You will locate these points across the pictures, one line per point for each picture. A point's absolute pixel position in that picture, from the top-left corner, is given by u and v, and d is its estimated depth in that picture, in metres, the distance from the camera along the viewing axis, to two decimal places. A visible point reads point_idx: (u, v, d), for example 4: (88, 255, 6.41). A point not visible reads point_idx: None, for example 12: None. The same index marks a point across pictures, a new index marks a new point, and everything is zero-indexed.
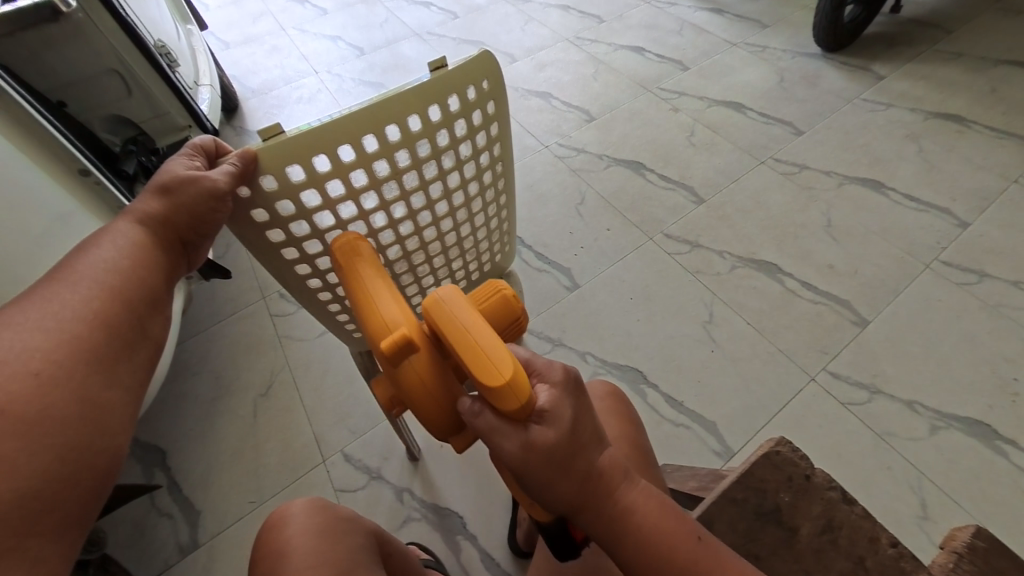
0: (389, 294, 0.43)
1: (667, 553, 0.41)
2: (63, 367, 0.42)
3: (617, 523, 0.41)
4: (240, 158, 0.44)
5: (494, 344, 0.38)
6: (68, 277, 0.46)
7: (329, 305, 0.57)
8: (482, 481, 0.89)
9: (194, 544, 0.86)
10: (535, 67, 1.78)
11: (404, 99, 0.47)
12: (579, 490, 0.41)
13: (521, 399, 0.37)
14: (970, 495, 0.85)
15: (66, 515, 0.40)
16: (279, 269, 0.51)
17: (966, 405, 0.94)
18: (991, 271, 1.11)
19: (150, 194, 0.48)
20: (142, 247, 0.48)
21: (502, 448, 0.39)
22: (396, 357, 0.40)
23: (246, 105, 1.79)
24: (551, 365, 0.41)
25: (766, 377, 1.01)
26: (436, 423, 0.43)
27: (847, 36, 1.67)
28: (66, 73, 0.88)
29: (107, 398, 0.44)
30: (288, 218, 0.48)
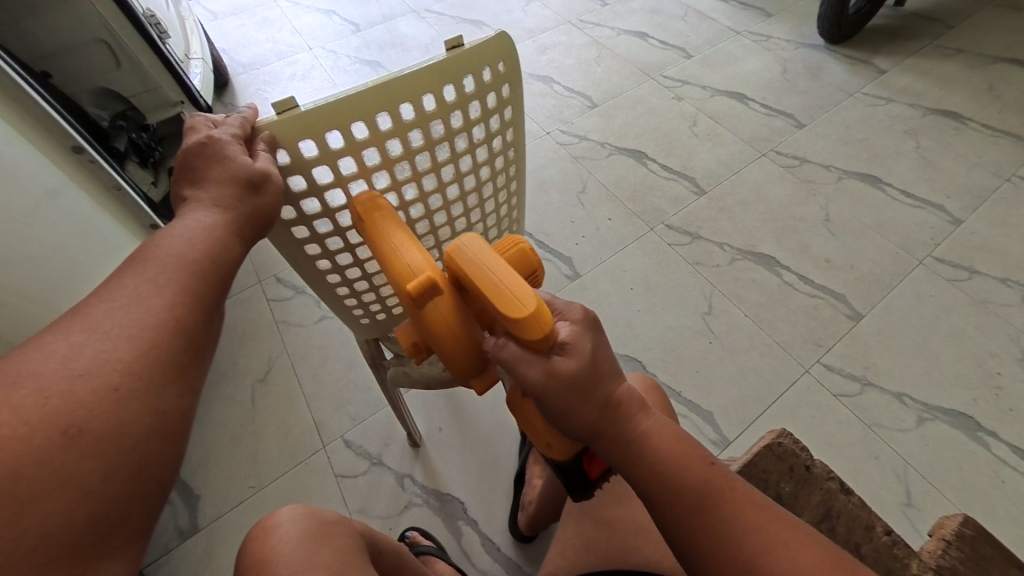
0: (410, 243, 0.42)
1: (685, 477, 0.39)
2: (143, 377, 0.37)
3: (637, 448, 0.40)
4: (266, 143, 0.44)
5: (515, 279, 0.37)
6: (147, 276, 0.40)
7: (337, 289, 0.56)
8: (483, 468, 0.90)
9: (194, 528, 0.86)
10: (536, 49, 1.74)
11: (419, 76, 0.45)
12: (598, 416, 0.40)
13: (545, 329, 0.36)
14: (953, 485, 0.88)
15: (136, 530, 0.35)
16: (290, 251, 0.50)
17: (951, 396, 0.97)
18: (981, 268, 1.14)
19: (222, 181, 0.44)
20: (221, 238, 0.44)
21: (526, 376, 0.38)
22: (420, 299, 0.39)
23: (237, 80, 1.73)
24: (570, 304, 0.42)
25: (763, 369, 1.03)
26: (457, 363, 0.42)
27: (852, 28, 1.67)
28: (50, 40, 0.83)
29: (183, 409, 0.38)
30: (299, 193, 0.47)
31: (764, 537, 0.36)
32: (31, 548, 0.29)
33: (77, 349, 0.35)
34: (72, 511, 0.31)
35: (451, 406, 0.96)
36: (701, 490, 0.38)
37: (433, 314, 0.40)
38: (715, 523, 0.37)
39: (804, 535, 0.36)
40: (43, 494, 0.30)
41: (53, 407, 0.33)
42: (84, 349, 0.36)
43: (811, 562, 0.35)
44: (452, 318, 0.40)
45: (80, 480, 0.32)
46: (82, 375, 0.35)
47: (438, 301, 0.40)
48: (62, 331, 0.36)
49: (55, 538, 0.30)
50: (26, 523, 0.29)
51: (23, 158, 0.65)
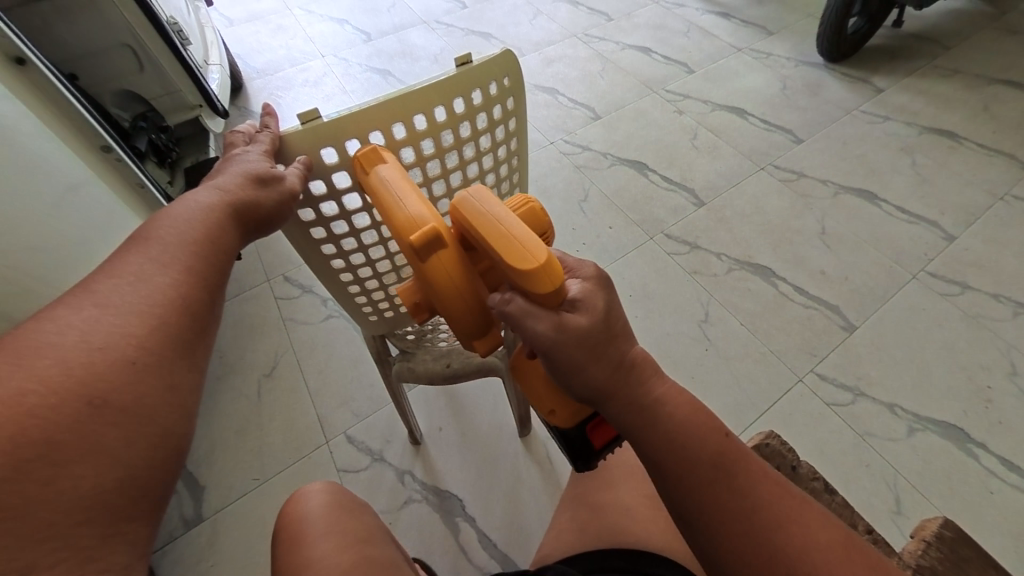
0: (411, 194, 0.42)
1: (699, 445, 0.40)
2: (155, 352, 0.38)
3: (649, 412, 0.41)
4: (304, 164, 0.47)
5: (526, 230, 0.38)
6: (152, 255, 0.41)
7: (349, 286, 0.58)
8: (482, 466, 0.92)
9: (198, 518, 0.88)
10: (542, 61, 1.81)
11: (433, 88, 0.48)
12: (611, 376, 0.40)
13: (552, 284, 0.37)
14: (941, 494, 0.89)
15: (157, 500, 0.36)
16: (307, 251, 0.52)
17: (943, 408, 0.98)
18: (973, 283, 1.16)
19: (232, 174, 0.46)
20: (218, 224, 0.45)
21: (534, 330, 0.39)
22: (422, 250, 0.40)
23: (251, 84, 1.78)
24: (583, 262, 0.43)
25: (757, 376, 1.04)
26: (462, 324, 0.43)
27: (851, 46, 1.72)
28: (78, 43, 0.86)
29: (190, 384, 0.40)
30: (319, 197, 0.50)
31: (776, 509, 0.38)
32: (72, 507, 0.31)
33: (91, 324, 0.37)
34: (103, 474, 0.33)
35: (452, 405, 0.99)
36: (713, 460, 0.39)
37: (433, 267, 0.40)
38: (726, 492, 0.39)
39: (812, 509, 0.39)
40: (76, 459, 0.32)
41: (78, 377, 0.34)
42: (99, 324, 0.37)
43: (823, 536, 0.38)
44: (455, 270, 0.41)
45: (107, 445, 0.34)
46: (100, 349, 0.36)
47: (440, 253, 0.40)
48: (73, 307, 0.37)
49: (90, 499, 0.32)
50: (61, 486, 0.31)
51: (50, 154, 0.68)
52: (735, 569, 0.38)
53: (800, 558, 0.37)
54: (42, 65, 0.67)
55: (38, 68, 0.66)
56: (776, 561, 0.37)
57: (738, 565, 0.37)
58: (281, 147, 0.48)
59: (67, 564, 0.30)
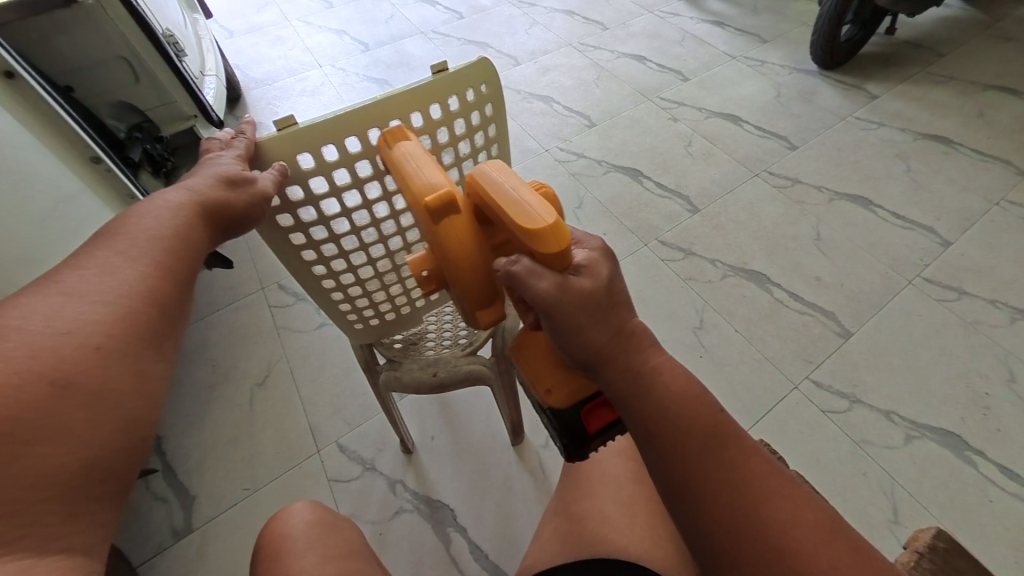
0: (431, 163, 0.43)
1: (692, 416, 0.39)
2: (123, 339, 0.38)
3: (643, 381, 0.40)
4: (281, 168, 0.47)
5: (537, 202, 0.40)
6: (123, 249, 0.41)
7: (332, 294, 0.58)
8: (474, 475, 0.91)
9: (187, 528, 0.87)
10: (538, 70, 1.84)
11: (408, 94, 0.49)
12: (608, 342, 0.40)
13: (561, 244, 0.38)
14: (940, 503, 0.87)
15: (120, 484, 0.36)
16: (287, 256, 0.52)
17: (941, 416, 0.97)
18: (969, 289, 1.16)
19: (205, 176, 0.47)
20: (189, 223, 0.45)
21: (535, 289, 0.39)
22: (439, 212, 0.40)
23: (250, 95, 1.80)
24: (590, 236, 0.44)
25: (752, 384, 1.03)
26: (467, 288, 0.43)
27: (845, 54, 1.74)
28: (74, 56, 0.85)
29: (159, 372, 0.40)
30: (297, 202, 0.50)
31: (763, 485, 0.37)
32: (34, 485, 0.32)
33: (56, 310, 0.37)
34: (67, 455, 0.33)
35: (445, 414, 0.98)
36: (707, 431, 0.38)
37: (449, 230, 0.41)
38: (716, 465, 0.38)
39: (802, 492, 0.38)
40: (36, 439, 0.32)
41: (39, 361, 0.34)
42: (64, 310, 0.37)
43: (810, 518, 0.36)
44: (466, 237, 0.41)
45: (70, 427, 0.34)
46: (66, 334, 0.36)
47: (453, 220, 0.41)
48: (40, 294, 0.37)
49: (49, 481, 0.32)
50: (22, 464, 0.31)
51: (38, 165, 0.69)
52: (714, 541, 0.36)
53: (785, 535, 0.36)
54: (28, 75, 0.67)
55: (26, 78, 0.66)
56: (759, 537, 0.36)
57: (722, 540, 0.36)
58: (256, 151, 0.49)
59: (28, 543, 0.30)
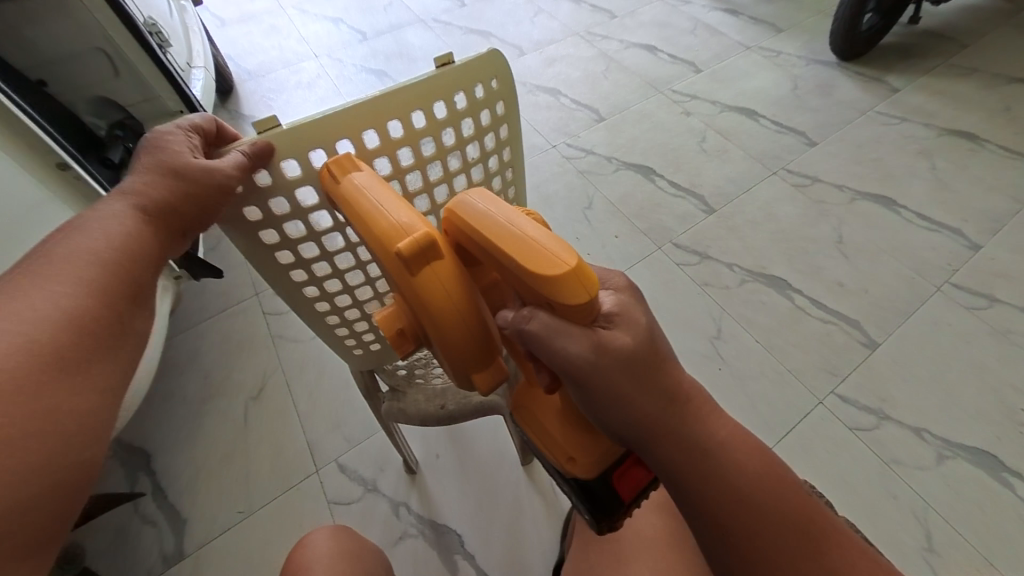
0: (393, 200, 0.37)
1: (758, 484, 0.39)
2: (32, 379, 0.33)
3: (707, 454, 0.38)
4: (253, 148, 0.39)
5: (545, 235, 0.34)
6: (44, 269, 0.37)
7: (328, 318, 0.52)
8: (482, 498, 0.86)
9: (179, 554, 0.83)
10: (543, 61, 1.76)
11: (410, 90, 0.44)
12: (663, 410, 0.38)
13: (590, 292, 0.33)
14: (973, 528, 0.83)
15: (26, 543, 0.31)
16: (273, 277, 0.46)
17: (973, 433, 0.92)
18: (1000, 296, 1.10)
19: (145, 171, 0.41)
20: (133, 230, 0.40)
21: (565, 351, 0.35)
22: (414, 261, 0.34)
23: (243, 87, 1.73)
24: (611, 273, 0.41)
25: (774, 398, 0.98)
26: (456, 346, 0.37)
27: (864, 45, 1.67)
28: (46, 48, 0.78)
29: (89, 406, 0.35)
30: (282, 216, 0.43)
31: (823, 541, 0.39)
32: None
33: None
34: None
35: (450, 430, 0.93)
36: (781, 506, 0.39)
37: (426, 279, 0.34)
38: (788, 538, 0.38)
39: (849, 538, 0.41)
40: None
41: None
42: None
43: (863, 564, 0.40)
44: (451, 285, 0.35)
45: None
46: None
47: (434, 266, 0.35)
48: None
49: None
50: None
51: None
52: None
53: None
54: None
55: None
56: None
57: None
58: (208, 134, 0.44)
59: None
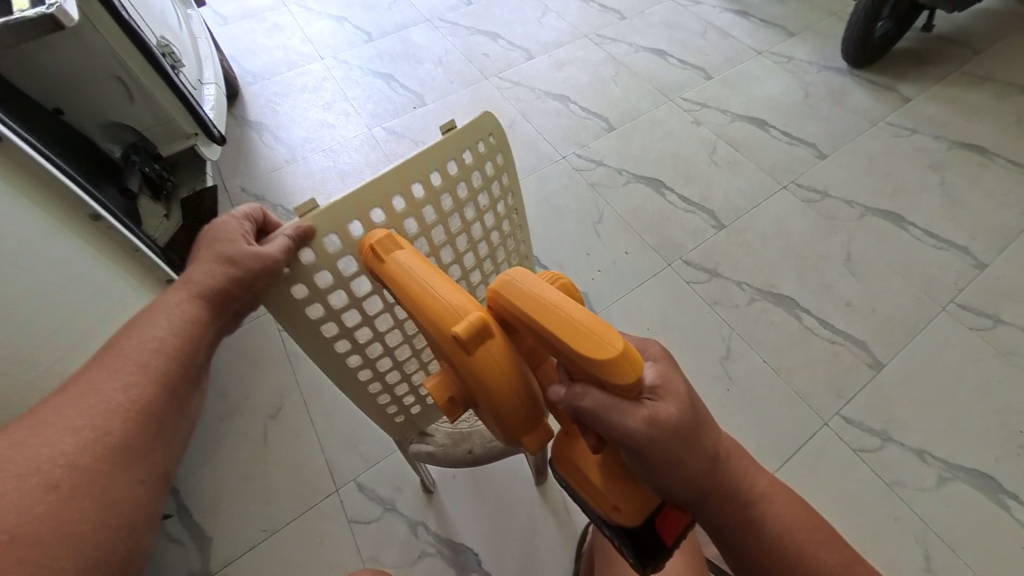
0: (442, 281, 0.39)
1: (790, 527, 0.44)
2: (84, 467, 0.40)
3: (747, 505, 0.43)
4: (295, 232, 0.42)
5: (588, 316, 0.38)
6: (112, 366, 0.45)
7: (369, 385, 0.56)
8: (498, 518, 0.89)
9: (205, 572, 0.86)
10: (552, 65, 1.74)
11: (423, 154, 0.44)
12: (709, 470, 0.42)
13: (634, 371, 0.37)
14: (972, 550, 0.86)
15: None
16: (318, 349, 0.49)
17: (975, 456, 0.95)
18: (1005, 316, 1.11)
19: (200, 263, 0.48)
20: (190, 319, 0.47)
21: (622, 425, 0.38)
22: (472, 344, 0.36)
23: (247, 90, 1.70)
24: (647, 344, 0.45)
25: (781, 419, 1.00)
26: (512, 419, 0.40)
27: (877, 51, 1.65)
28: (61, 76, 0.78)
29: (129, 494, 0.41)
30: (326, 290, 0.47)
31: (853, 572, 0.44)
32: None
33: (29, 444, 0.39)
34: None
35: None
36: (814, 548, 0.44)
37: (482, 360, 0.37)
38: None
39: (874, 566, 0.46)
40: None
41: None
42: (36, 443, 0.39)
43: None
44: (505, 358, 0.38)
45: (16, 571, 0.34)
46: (31, 468, 0.38)
47: (486, 344, 0.38)
48: (14, 429, 0.40)
49: None
50: None
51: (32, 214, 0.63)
52: None
53: None
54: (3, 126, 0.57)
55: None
56: None
57: None
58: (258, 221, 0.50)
59: None
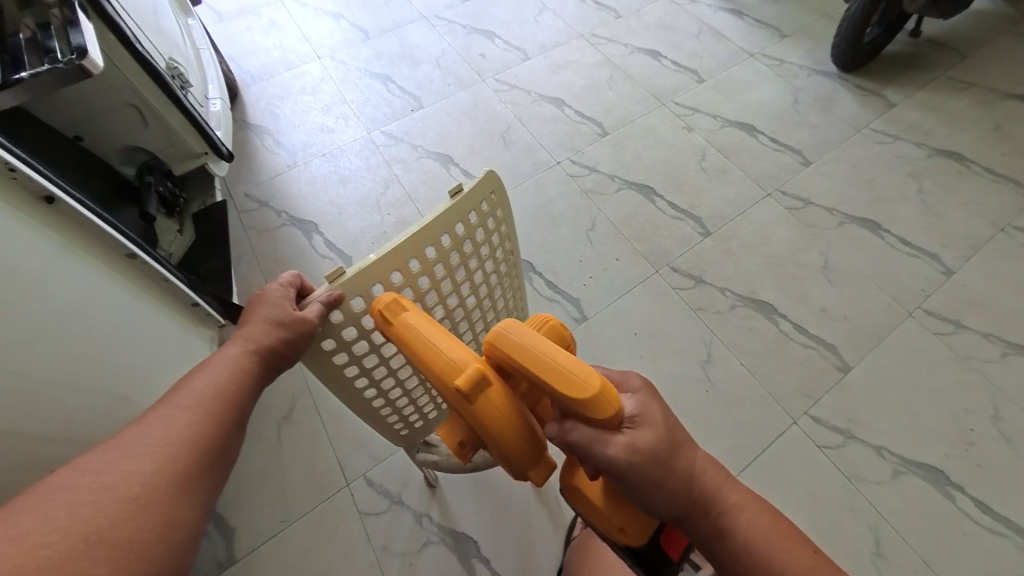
0: (444, 340, 0.50)
1: (759, 532, 0.50)
2: (155, 485, 0.42)
3: (718, 511, 0.50)
4: (327, 299, 0.53)
5: (571, 361, 0.45)
6: (180, 402, 0.49)
7: (381, 410, 0.67)
8: (495, 510, 0.98)
9: (230, 559, 0.95)
10: (548, 67, 1.76)
11: (436, 222, 0.54)
12: (684, 484, 0.49)
13: (609, 406, 0.44)
14: (919, 537, 0.96)
15: None
16: (340, 387, 0.60)
17: (928, 452, 1.04)
18: (967, 322, 1.20)
19: (256, 324, 0.55)
20: (245, 371, 0.53)
21: (605, 453, 0.46)
22: (472, 393, 0.46)
23: (247, 92, 1.73)
24: (630, 377, 0.54)
25: (755, 419, 1.09)
26: (516, 454, 0.49)
27: (866, 57, 1.68)
28: (82, 107, 0.82)
29: (189, 517, 0.43)
30: (350, 340, 0.58)
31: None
32: None
33: (110, 465, 0.42)
34: None
35: None
36: (782, 553, 0.49)
37: (483, 407, 0.47)
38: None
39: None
40: None
41: (81, 515, 0.38)
42: (115, 464, 0.42)
43: None
44: (500, 404, 0.47)
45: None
46: (111, 485, 0.41)
47: (485, 394, 0.47)
48: (96, 451, 0.43)
49: None
50: None
51: None
52: None
53: None
54: (35, 172, 0.57)
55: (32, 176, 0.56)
56: None
57: None
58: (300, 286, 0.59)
59: None
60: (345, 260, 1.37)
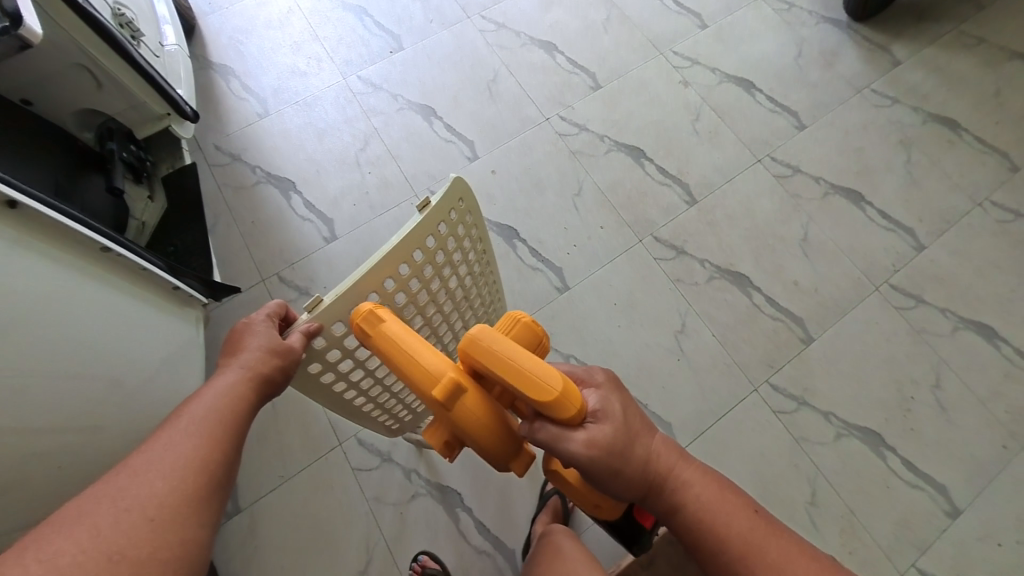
0: (423, 349, 0.51)
1: (705, 502, 0.57)
2: (171, 507, 0.46)
3: (670, 487, 0.57)
4: (307, 329, 0.58)
5: (537, 366, 0.48)
6: (185, 427, 0.52)
7: (367, 410, 0.75)
8: (478, 467, 1.08)
9: (236, 509, 1.04)
10: (540, 4, 1.61)
11: (409, 239, 0.57)
12: (639, 468, 0.55)
13: (569, 407, 0.49)
14: (849, 489, 1.10)
15: None
16: (328, 397, 0.68)
17: (869, 417, 1.15)
18: (927, 298, 1.26)
19: (250, 351, 0.59)
20: (243, 396, 0.57)
21: (567, 449, 0.51)
22: (450, 398, 0.49)
23: (206, 24, 1.55)
24: (594, 374, 0.57)
25: (720, 386, 1.18)
26: (497, 451, 0.54)
27: (878, 6, 1.57)
28: (26, 69, 0.75)
29: (203, 534, 0.47)
30: (334, 361, 0.64)
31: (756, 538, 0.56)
32: None
33: (125, 488, 0.46)
34: None
35: None
36: (726, 519, 0.56)
37: (462, 411, 0.51)
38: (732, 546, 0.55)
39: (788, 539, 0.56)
40: None
41: (105, 535, 0.42)
42: (129, 488, 0.46)
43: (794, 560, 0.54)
44: (476, 409, 0.51)
45: None
46: (129, 508, 0.44)
47: (461, 399, 0.51)
48: (112, 476, 0.46)
49: None
50: None
51: None
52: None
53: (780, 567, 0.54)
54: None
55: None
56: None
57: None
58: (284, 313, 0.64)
59: None
60: (327, 223, 1.34)
